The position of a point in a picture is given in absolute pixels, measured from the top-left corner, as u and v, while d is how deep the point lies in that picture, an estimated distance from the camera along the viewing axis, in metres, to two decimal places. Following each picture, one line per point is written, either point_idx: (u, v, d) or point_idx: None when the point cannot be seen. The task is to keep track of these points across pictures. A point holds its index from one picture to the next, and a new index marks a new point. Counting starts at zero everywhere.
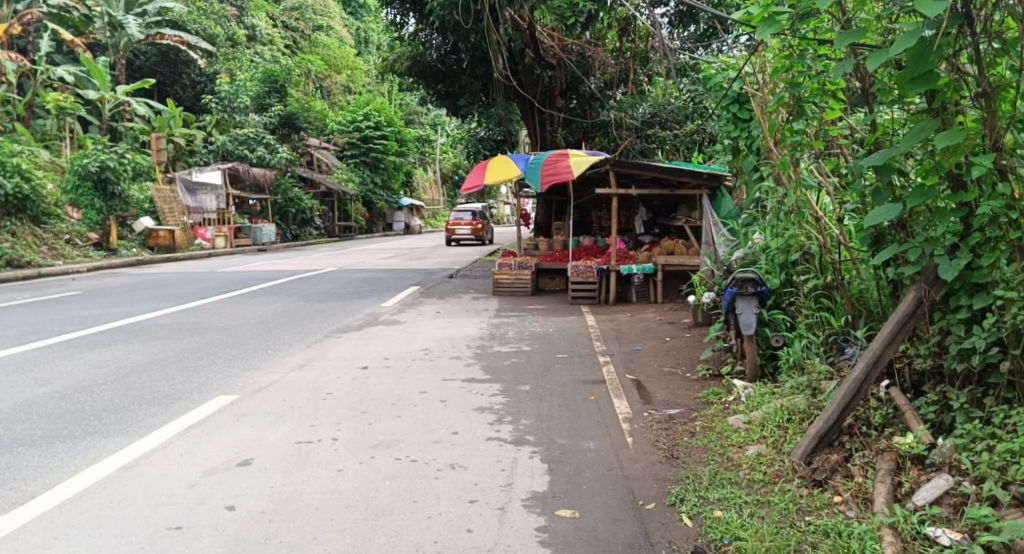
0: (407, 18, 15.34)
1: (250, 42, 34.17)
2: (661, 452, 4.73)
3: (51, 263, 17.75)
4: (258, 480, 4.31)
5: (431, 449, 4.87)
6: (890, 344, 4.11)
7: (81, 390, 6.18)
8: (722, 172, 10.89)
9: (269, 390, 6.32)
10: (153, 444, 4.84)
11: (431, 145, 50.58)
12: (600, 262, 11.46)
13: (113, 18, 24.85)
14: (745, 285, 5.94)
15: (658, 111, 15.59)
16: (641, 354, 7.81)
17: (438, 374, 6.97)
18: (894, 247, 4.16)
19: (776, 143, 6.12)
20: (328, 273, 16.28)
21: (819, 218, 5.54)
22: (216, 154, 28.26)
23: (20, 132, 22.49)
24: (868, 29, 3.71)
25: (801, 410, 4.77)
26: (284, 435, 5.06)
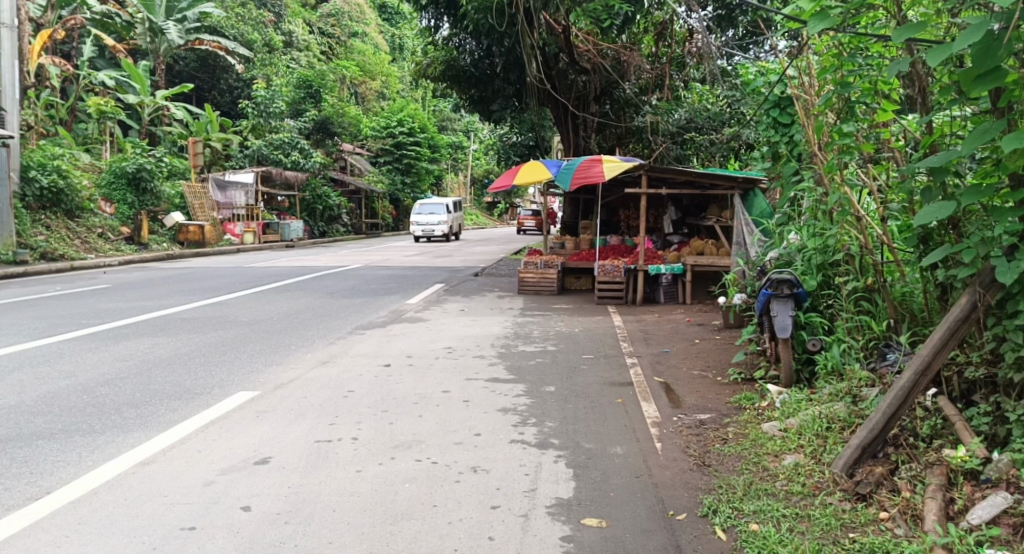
0: (442, 22, 15.16)
1: (286, 48, 34.55)
2: (692, 459, 4.54)
3: (84, 256, 18.01)
4: (275, 479, 4.18)
5: (453, 450, 4.72)
6: (940, 351, 3.84)
7: (103, 383, 6.14)
8: (758, 176, 10.71)
9: (291, 387, 6.23)
10: (170, 440, 4.72)
11: (463, 151, 50.49)
12: (627, 262, 11.30)
13: (154, 23, 25.31)
14: (780, 286, 5.73)
15: (694, 117, 15.17)
16: (669, 356, 7.61)
17: (461, 373, 6.84)
18: (947, 250, 3.94)
19: (820, 146, 5.75)
20: (355, 271, 16.23)
21: (861, 218, 5.25)
22: (251, 159, 28.48)
23: (62, 135, 22.88)
24: (928, 23, 3.48)
25: (841, 419, 4.55)
26: (303, 434, 4.94)
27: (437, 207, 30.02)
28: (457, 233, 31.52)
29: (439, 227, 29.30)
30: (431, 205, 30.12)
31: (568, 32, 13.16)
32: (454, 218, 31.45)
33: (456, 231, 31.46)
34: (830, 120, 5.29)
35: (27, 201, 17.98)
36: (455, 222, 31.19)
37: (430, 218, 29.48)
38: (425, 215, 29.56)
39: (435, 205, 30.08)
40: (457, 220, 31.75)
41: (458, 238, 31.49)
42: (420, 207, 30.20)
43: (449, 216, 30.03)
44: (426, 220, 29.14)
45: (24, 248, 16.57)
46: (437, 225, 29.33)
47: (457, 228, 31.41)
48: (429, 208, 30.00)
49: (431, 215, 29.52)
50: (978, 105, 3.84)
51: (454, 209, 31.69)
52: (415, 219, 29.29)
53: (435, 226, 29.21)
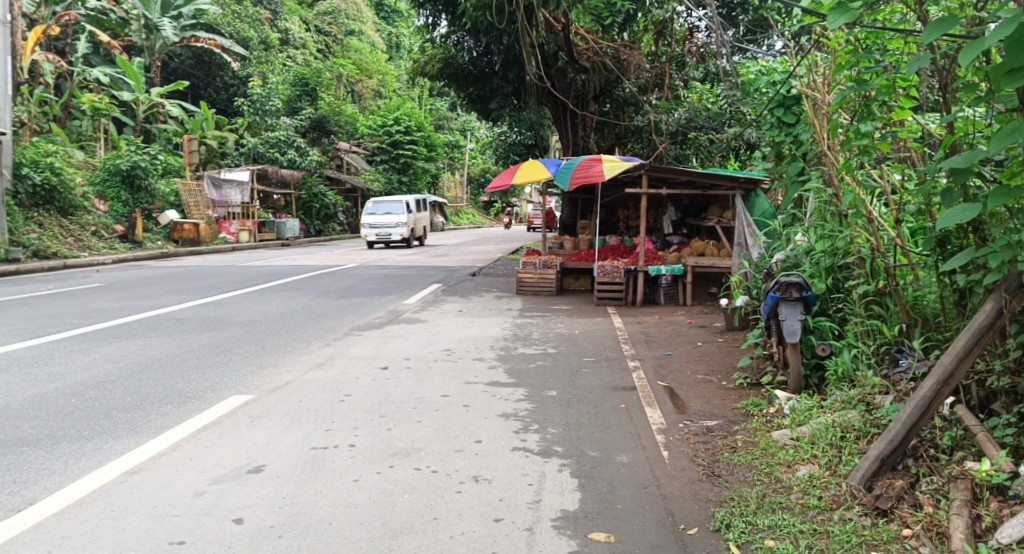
0: (440, 20, 14.99)
1: (283, 46, 34.29)
2: (701, 468, 4.38)
3: (77, 254, 17.80)
4: (270, 489, 4.00)
5: (453, 459, 4.56)
6: (962, 360, 3.68)
7: (93, 386, 5.95)
8: (760, 177, 10.55)
9: (286, 390, 6.06)
10: (161, 447, 4.54)
11: (459, 150, 50.19)
12: (627, 263, 11.15)
13: (150, 20, 25.13)
14: (789, 289, 5.53)
15: (694, 116, 15.00)
16: (672, 359, 7.46)
17: (461, 377, 6.68)
18: (968, 255, 3.82)
19: (831, 146, 5.65)
20: (351, 270, 16.04)
21: (873, 220, 5.15)
22: (247, 157, 28.07)
23: (55, 132, 22.65)
24: (958, 16, 3.33)
25: (855, 427, 4.40)
26: (299, 441, 4.76)
27: (395, 206, 24.83)
28: (422, 235, 26.51)
29: (397, 230, 24.17)
30: (387, 203, 24.94)
31: (569, 29, 13.06)
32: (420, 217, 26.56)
33: (420, 233, 26.46)
34: (846, 119, 5.19)
35: (19, 198, 17.75)
36: (418, 224, 26.04)
37: (387, 218, 24.27)
38: (380, 216, 24.33)
39: (392, 203, 24.90)
40: (421, 220, 26.84)
41: (423, 242, 26.67)
42: (374, 205, 25.00)
43: (410, 218, 24.94)
44: (381, 221, 24.01)
45: (16, 246, 16.36)
46: (395, 227, 24.14)
47: (421, 231, 26.29)
48: (385, 207, 24.81)
49: (388, 215, 24.36)
50: (1004, 103, 3.70)
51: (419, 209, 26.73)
52: (369, 220, 24.29)
53: (394, 229, 24.05)
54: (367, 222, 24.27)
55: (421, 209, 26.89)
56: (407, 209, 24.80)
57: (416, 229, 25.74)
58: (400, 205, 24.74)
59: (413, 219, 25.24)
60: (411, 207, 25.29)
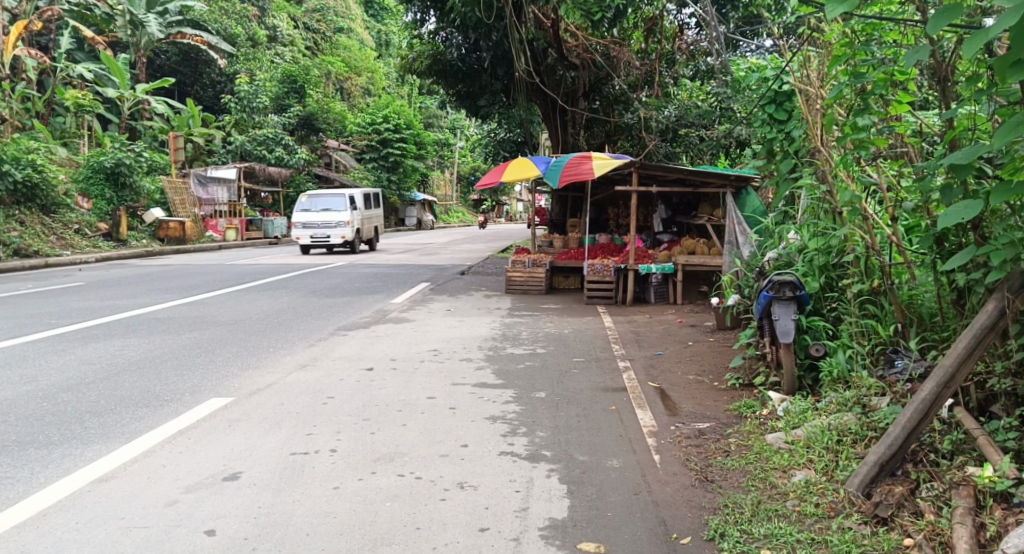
0: (428, 16, 14.83)
1: (271, 42, 33.90)
2: (694, 473, 4.25)
3: (59, 252, 17.55)
4: (245, 497, 3.84)
5: (438, 464, 4.40)
6: (964, 363, 3.56)
7: (65, 390, 5.76)
8: (751, 174, 10.42)
9: (267, 392, 5.90)
10: (133, 453, 4.37)
11: (449, 148, 49.87)
12: (617, 261, 11.02)
13: (134, 16, 24.83)
14: (782, 288, 5.41)
15: (685, 114, 14.70)
16: (663, 359, 7.33)
17: (448, 378, 6.53)
18: (968, 254, 3.70)
19: (825, 141, 5.49)
20: (339, 269, 15.85)
21: (869, 218, 5.02)
22: (235, 154, 27.90)
23: (38, 129, 22.36)
24: (961, 4, 3.17)
25: (852, 431, 4.28)
26: (278, 446, 4.59)
27: (335, 201, 20.59)
28: (370, 237, 22.16)
29: (338, 231, 20.05)
30: (326, 197, 20.69)
31: (557, 26, 12.85)
32: (370, 214, 22.26)
33: (370, 234, 22.12)
34: (842, 113, 5.04)
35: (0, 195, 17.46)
36: (367, 223, 21.78)
37: (325, 216, 20.08)
38: (316, 213, 20.13)
39: (331, 197, 20.69)
40: (372, 218, 22.52)
41: (374, 245, 22.46)
42: (310, 200, 20.76)
43: (357, 216, 20.81)
44: (317, 221, 19.86)
45: None
46: (336, 228, 20.02)
47: (369, 231, 21.98)
48: (322, 203, 20.59)
49: (326, 212, 20.19)
50: (1007, 95, 3.58)
51: (369, 206, 22.47)
52: (302, 219, 20.09)
53: (336, 231, 19.94)
54: (300, 220, 20.06)
55: (372, 205, 22.64)
56: (353, 206, 20.68)
57: (364, 230, 21.52)
58: (343, 199, 20.54)
59: (361, 218, 21.12)
60: (359, 203, 21.13)
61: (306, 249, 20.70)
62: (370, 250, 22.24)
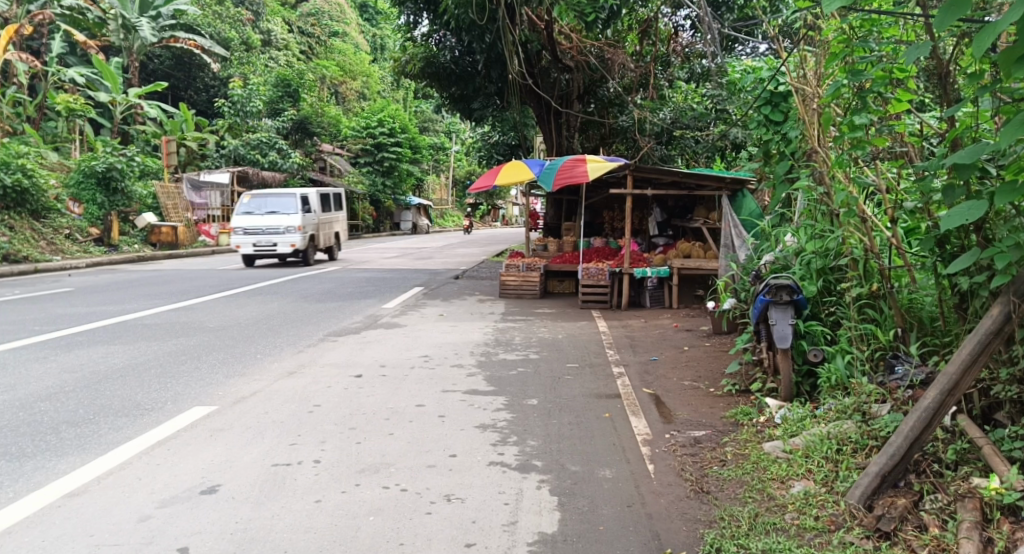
0: (421, 19, 14.75)
1: (265, 47, 33.71)
2: (689, 484, 4.11)
3: (49, 258, 17.35)
4: (223, 512, 3.69)
5: (425, 476, 4.26)
6: (969, 370, 3.42)
7: (43, 399, 5.60)
8: (747, 177, 10.30)
9: (252, 401, 5.74)
10: (108, 465, 4.22)
11: (444, 153, 49.70)
12: (611, 265, 10.90)
13: (127, 20, 24.55)
14: (779, 292, 5.31)
15: (679, 117, 14.75)
16: (658, 365, 7.19)
17: (438, 385, 6.39)
18: (971, 256, 3.59)
19: (823, 141, 5.37)
20: (332, 274, 15.68)
21: (867, 219, 4.92)
22: (228, 159, 27.76)
23: (29, 133, 22.14)
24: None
25: (852, 439, 4.15)
26: (259, 457, 4.45)
27: (284, 202, 17.40)
28: (328, 245, 18.97)
29: (285, 239, 16.77)
30: (273, 197, 17.46)
31: (551, 27, 12.72)
32: (328, 218, 19.07)
33: (328, 242, 18.95)
34: (839, 112, 4.92)
35: None
36: (324, 229, 18.57)
37: (270, 220, 16.81)
38: (260, 216, 16.92)
39: (279, 197, 17.45)
40: (331, 223, 19.33)
41: (333, 255, 19.34)
42: (253, 200, 17.49)
43: (310, 220, 17.58)
44: (261, 225, 16.67)
45: None
46: (283, 234, 16.74)
47: (327, 238, 18.86)
48: (268, 204, 17.36)
49: (272, 216, 17.00)
50: (1013, 92, 3.45)
51: (327, 208, 19.23)
52: (244, 223, 16.87)
53: (284, 238, 16.72)
54: (240, 226, 16.79)
55: (331, 208, 19.43)
56: (305, 208, 17.44)
57: (321, 237, 18.32)
58: (293, 200, 17.26)
59: (316, 222, 17.95)
60: (314, 204, 17.95)
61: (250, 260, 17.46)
62: (329, 261, 19.08)
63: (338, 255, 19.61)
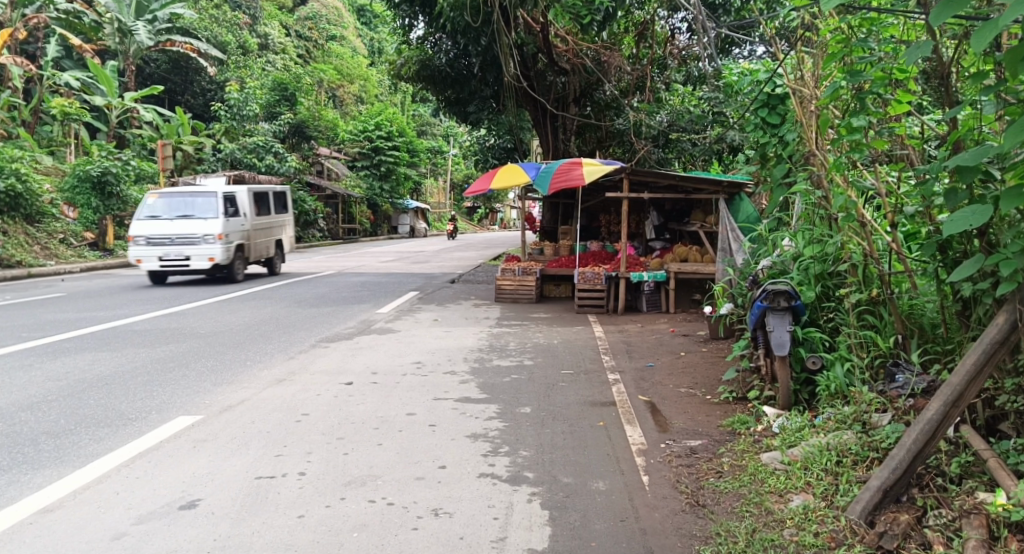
0: (417, 22, 14.65)
1: (262, 50, 33.56)
2: (684, 497, 3.99)
3: (43, 263, 17.20)
4: (201, 529, 3.57)
5: (413, 488, 4.13)
6: (974, 380, 3.30)
7: (24, 409, 5.46)
8: (744, 180, 10.18)
9: (238, 410, 5.62)
10: (86, 480, 4.10)
11: (441, 156, 49.58)
12: (608, 269, 10.78)
13: (123, 24, 24.57)
14: (777, 298, 5.19)
15: (676, 120, 14.65)
16: (654, 371, 7.07)
17: (429, 392, 6.26)
18: (974, 263, 3.48)
19: (820, 144, 5.26)
20: (328, 278, 15.55)
21: (865, 223, 4.81)
22: (225, 162, 27.61)
23: (23, 137, 21.96)
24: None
25: (852, 450, 4.03)
26: (242, 469, 4.32)
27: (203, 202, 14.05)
28: (265, 255, 15.72)
29: (201, 251, 13.49)
30: (189, 196, 14.10)
31: (547, 30, 12.59)
32: (266, 221, 15.83)
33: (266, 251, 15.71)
34: (838, 114, 4.80)
35: None
36: (258, 237, 15.28)
37: (183, 227, 13.55)
38: (171, 222, 13.62)
39: (196, 196, 14.08)
40: (271, 228, 16.06)
41: (273, 267, 16.20)
42: (163, 200, 14.12)
43: (238, 228, 14.32)
44: (172, 233, 13.39)
45: None
46: (200, 245, 13.49)
47: (263, 248, 15.60)
48: (182, 204, 13.99)
49: (185, 221, 13.68)
50: (1017, 93, 3.33)
51: (265, 211, 15.92)
52: (149, 230, 13.57)
53: (200, 251, 13.46)
54: (144, 234, 13.50)
55: (271, 210, 16.18)
56: (230, 212, 14.15)
57: (253, 248, 15.04)
58: (214, 202, 13.96)
59: (247, 230, 14.71)
60: (244, 207, 14.69)
61: (162, 276, 14.25)
62: (267, 276, 15.91)
63: (278, 268, 16.43)
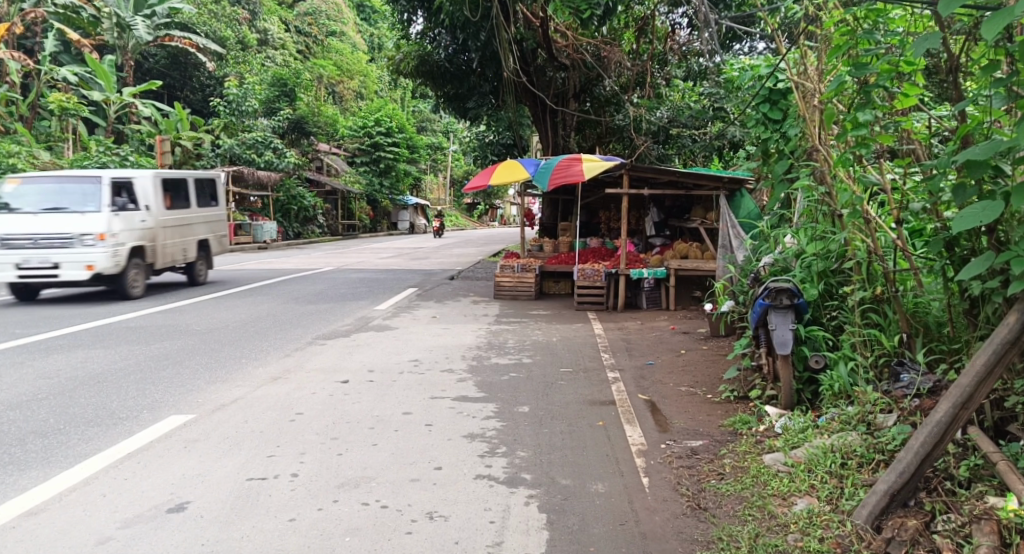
0: (415, 17, 14.53)
1: (261, 46, 33.40)
2: (686, 500, 3.90)
3: None
4: (189, 534, 3.50)
5: (407, 491, 4.03)
6: (984, 382, 3.21)
7: (12, 408, 5.38)
8: (745, 176, 10.06)
9: (232, 409, 5.53)
10: (72, 482, 4.02)
11: (441, 152, 49.50)
12: (607, 266, 10.68)
13: (122, 18, 24.50)
14: (779, 296, 5.11)
15: (677, 116, 14.52)
16: (654, 370, 6.97)
17: (426, 391, 6.16)
18: (984, 260, 3.39)
19: (823, 139, 5.18)
20: (326, 274, 15.46)
21: (870, 220, 4.72)
22: (223, 158, 27.14)
23: (21, 132, 21.82)
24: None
25: (857, 451, 3.94)
26: (234, 470, 4.23)
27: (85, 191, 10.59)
28: (177, 260, 12.21)
29: (77, 257, 10.12)
30: (66, 182, 10.63)
31: (546, 25, 12.46)
32: (180, 217, 12.32)
33: (177, 256, 12.18)
34: (842, 107, 4.69)
35: None
36: (166, 238, 11.81)
37: (55, 225, 10.16)
38: (38, 217, 10.21)
39: (78, 183, 10.63)
40: (188, 226, 12.59)
41: (191, 276, 12.77)
42: (30, 186, 10.60)
43: (132, 225, 10.88)
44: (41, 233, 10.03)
45: None
46: (75, 248, 10.13)
47: (173, 252, 12.06)
48: (56, 194, 10.54)
49: (58, 216, 10.25)
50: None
51: (180, 204, 12.38)
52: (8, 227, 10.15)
53: (73, 257, 10.08)
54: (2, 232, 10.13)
55: (190, 203, 12.70)
56: (121, 203, 10.72)
57: (158, 252, 11.58)
58: (99, 191, 10.52)
59: (150, 227, 11.33)
60: (146, 197, 11.26)
61: (31, 290, 10.85)
62: (179, 288, 12.33)
63: (201, 277, 13.09)
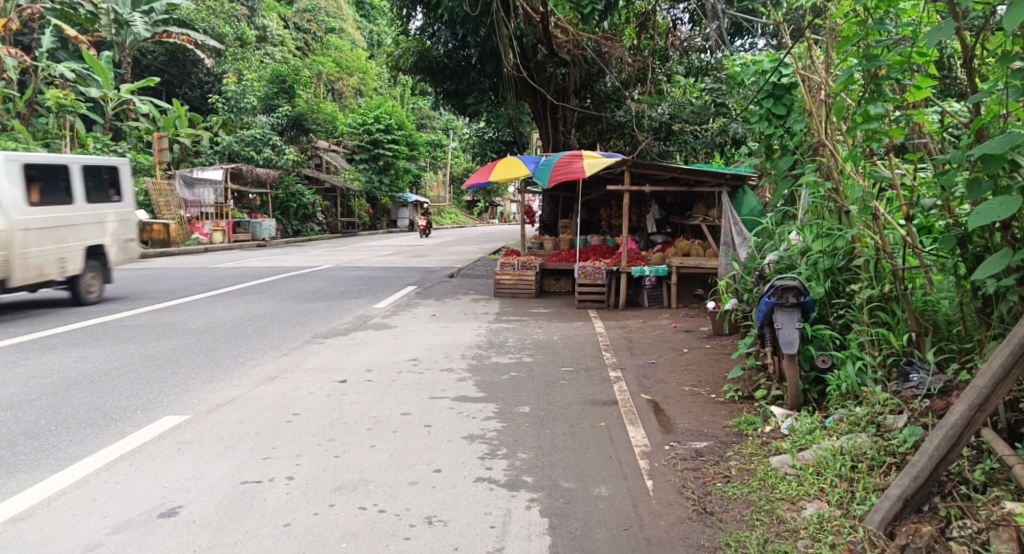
0: (414, 13, 14.44)
1: (260, 43, 33.17)
2: (691, 504, 3.81)
3: None
4: (181, 542, 3.41)
5: (405, 494, 3.94)
6: (1001, 384, 3.11)
7: (3, 409, 5.28)
8: (748, 172, 9.94)
9: (228, 409, 5.42)
10: (61, 485, 3.93)
11: (441, 149, 49.33)
12: (609, 263, 10.57)
13: (119, 15, 24.34)
14: (785, 294, 5.00)
15: (678, 112, 14.41)
16: (656, 369, 6.87)
17: (425, 391, 6.06)
18: (1002, 259, 3.33)
19: (830, 134, 5.08)
20: (324, 272, 15.35)
21: (879, 216, 4.63)
22: (222, 155, 27.25)
23: (18, 130, 21.69)
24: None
25: (867, 454, 3.85)
26: (228, 473, 4.13)
27: None
28: (60, 272, 9.37)
29: None
30: None
31: (546, 20, 12.33)
32: (60, 213, 9.36)
33: (59, 265, 9.34)
34: (853, 102, 4.61)
35: None
36: (35, 244, 8.91)
37: None
38: None
39: None
40: (75, 226, 9.66)
41: (87, 292, 9.97)
42: None
43: None
44: None
45: None
46: None
47: (52, 262, 9.21)
48: None
49: None
50: None
51: (64, 197, 9.46)
52: None
53: None
54: None
55: (78, 195, 9.68)
56: None
57: (22, 263, 8.72)
58: None
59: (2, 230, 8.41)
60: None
61: None
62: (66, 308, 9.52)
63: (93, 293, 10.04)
